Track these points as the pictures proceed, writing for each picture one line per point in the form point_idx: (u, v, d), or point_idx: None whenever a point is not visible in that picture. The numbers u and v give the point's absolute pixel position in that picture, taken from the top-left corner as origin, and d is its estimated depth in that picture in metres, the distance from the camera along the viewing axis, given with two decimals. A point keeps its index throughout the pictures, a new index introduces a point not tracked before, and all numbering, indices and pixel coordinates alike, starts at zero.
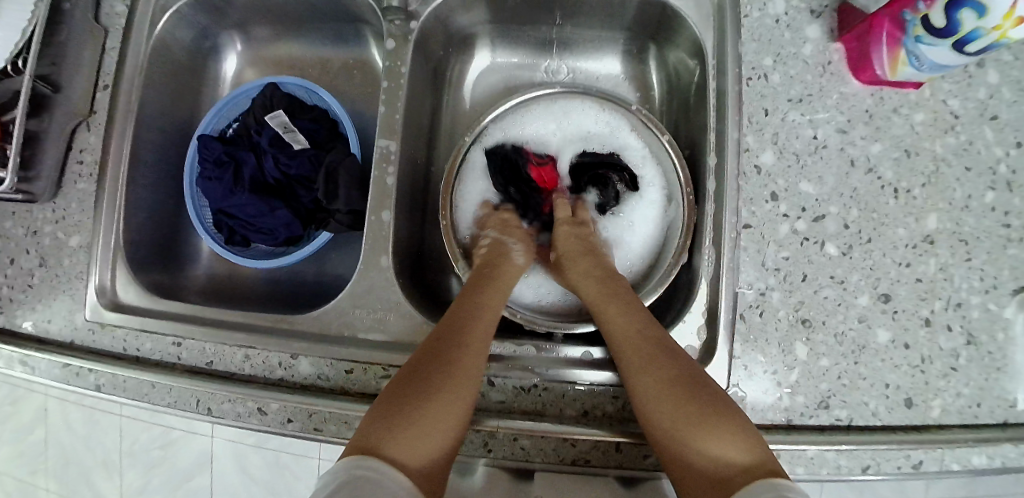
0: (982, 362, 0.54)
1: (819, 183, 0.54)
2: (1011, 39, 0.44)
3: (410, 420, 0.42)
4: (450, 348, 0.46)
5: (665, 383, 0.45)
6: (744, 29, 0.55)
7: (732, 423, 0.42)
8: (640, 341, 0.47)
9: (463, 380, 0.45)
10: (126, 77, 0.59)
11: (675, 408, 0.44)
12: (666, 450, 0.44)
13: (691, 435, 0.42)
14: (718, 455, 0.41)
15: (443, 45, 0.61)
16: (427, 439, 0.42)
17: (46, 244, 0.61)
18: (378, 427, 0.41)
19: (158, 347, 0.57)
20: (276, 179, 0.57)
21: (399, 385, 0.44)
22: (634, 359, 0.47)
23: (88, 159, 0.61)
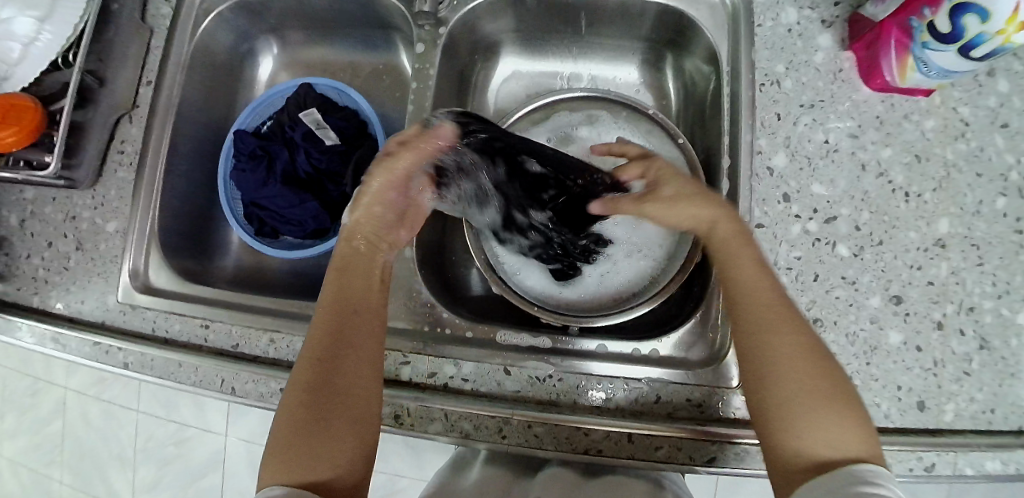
0: (996, 367, 0.54)
1: (831, 186, 0.56)
2: (1016, 43, 0.45)
3: (320, 434, 0.41)
4: (335, 344, 0.44)
5: (801, 352, 0.42)
6: (758, 37, 0.57)
7: (848, 410, 0.40)
8: (772, 305, 0.44)
9: (356, 380, 0.43)
10: (169, 73, 0.62)
11: (800, 379, 0.41)
12: (769, 416, 0.41)
13: (803, 409, 0.40)
14: (829, 442, 0.39)
15: (469, 49, 0.64)
16: (336, 450, 0.40)
17: (84, 229, 0.64)
18: (286, 451, 0.40)
19: (186, 328, 0.59)
20: (307, 174, 0.60)
21: (293, 406, 0.42)
22: (767, 318, 0.43)
23: (129, 149, 0.64)
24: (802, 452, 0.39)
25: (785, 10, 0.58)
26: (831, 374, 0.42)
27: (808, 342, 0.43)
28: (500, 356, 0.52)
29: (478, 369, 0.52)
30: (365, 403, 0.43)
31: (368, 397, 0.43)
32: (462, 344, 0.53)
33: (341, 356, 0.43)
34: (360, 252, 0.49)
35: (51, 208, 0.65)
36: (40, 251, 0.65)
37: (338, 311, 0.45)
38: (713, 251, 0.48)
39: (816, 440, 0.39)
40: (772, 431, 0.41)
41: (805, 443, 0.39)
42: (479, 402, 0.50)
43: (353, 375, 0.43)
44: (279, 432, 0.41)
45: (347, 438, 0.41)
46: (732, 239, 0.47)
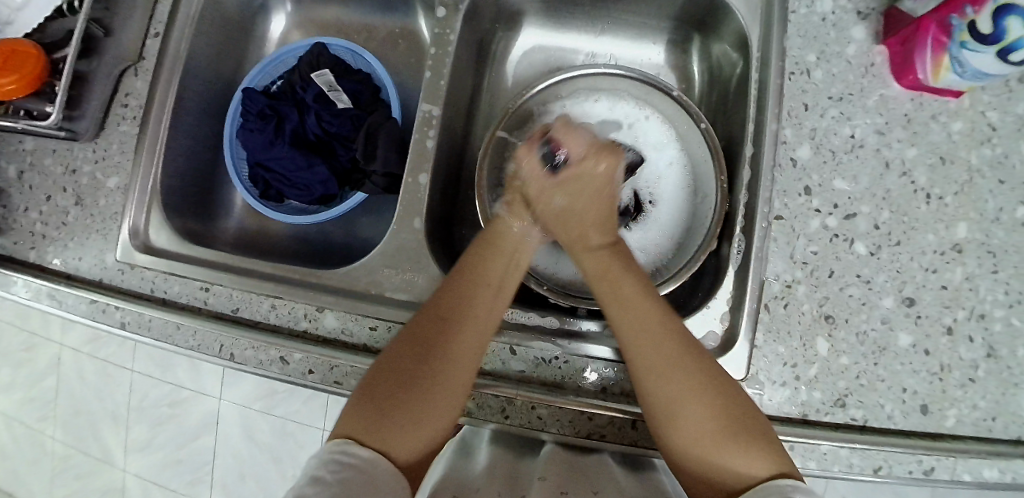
0: (1001, 376, 0.54)
1: (853, 182, 0.54)
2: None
3: (407, 403, 0.42)
4: (450, 333, 0.46)
5: (687, 383, 0.44)
6: (791, 24, 0.55)
7: (750, 426, 0.42)
8: (660, 342, 0.45)
9: (457, 367, 0.45)
10: (178, 26, 0.60)
11: (696, 413, 0.43)
12: (684, 448, 0.43)
13: (711, 439, 0.42)
14: (738, 462, 0.41)
15: (490, 19, 0.62)
16: (424, 421, 0.42)
17: (84, 182, 0.62)
18: (370, 407, 0.42)
19: (186, 290, 0.57)
20: (316, 136, 0.58)
21: (391, 365, 0.44)
22: (660, 356, 0.45)
23: (133, 103, 0.62)
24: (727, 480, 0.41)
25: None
26: (730, 391, 0.44)
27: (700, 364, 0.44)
28: (505, 334, 0.51)
29: None
30: (455, 391, 0.44)
31: (457, 385, 0.44)
32: None
33: (452, 344, 0.46)
34: (488, 241, 0.53)
35: (51, 160, 0.63)
36: (38, 203, 0.63)
37: (463, 302, 0.48)
38: (601, 291, 0.50)
39: (731, 466, 0.41)
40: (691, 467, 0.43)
41: (720, 473, 0.42)
42: (482, 380, 0.50)
43: (461, 363, 0.45)
44: (359, 399, 0.43)
45: (429, 418, 0.42)
46: (610, 261, 0.51)
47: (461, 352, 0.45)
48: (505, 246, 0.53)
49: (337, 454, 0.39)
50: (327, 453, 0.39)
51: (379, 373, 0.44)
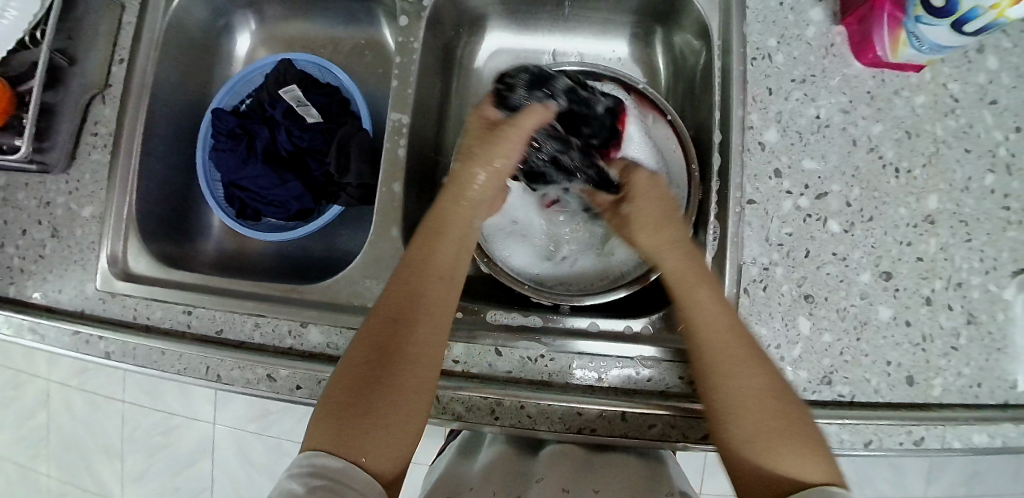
0: (983, 342, 0.55)
1: (822, 161, 0.55)
2: (1008, 16, 0.45)
3: (375, 408, 0.41)
4: (406, 325, 0.44)
5: (754, 386, 0.44)
6: (749, 9, 0.56)
7: (807, 432, 0.42)
8: (734, 344, 0.45)
9: (416, 357, 0.43)
10: (142, 51, 0.60)
11: (761, 418, 0.43)
12: (742, 461, 0.43)
13: (769, 449, 0.42)
14: (793, 469, 0.41)
15: (454, 25, 0.62)
16: (395, 423, 0.41)
17: (59, 214, 0.62)
18: (337, 416, 0.41)
19: (168, 315, 0.57)
20: (288, 152, 0.58)
21: (352, 371, 0.43)
22: (726, 363, 0.45)
23: (103, 131, 0.62)
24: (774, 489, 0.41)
25: None
26: (786, 398, 0.44)
27: (761, 366, 0.45)
28: (491, 336, 0.51)
29: (470, 350, 0.51)
30: (419, 380, 0.43)
31: (420, 377, 0.43)
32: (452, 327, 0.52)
33: (411, 334, 0.44)
34: (430, 228, 0.50)
35: (24, 194, 0.63)
36: (14, 239, 0.63)
37: (418, 288, 0.46)
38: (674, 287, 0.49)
39: (788, 474, 0.41)
40: (751, 480, 0.42)
41: (774, 484, 0.41)
42: (470, 383, 0.50)
43: (421, 353, 0.43)
44: (327, 406, 0.42)
45: (396, 416, 0.41)
46: (689, 266, 0.49)
47: (418, 342, 0.44)
48: (455, 220, 0.50)
49: (305, 464, 0.38)
50: (298, 462, 0.39)
51: (341, 376, 0.43)
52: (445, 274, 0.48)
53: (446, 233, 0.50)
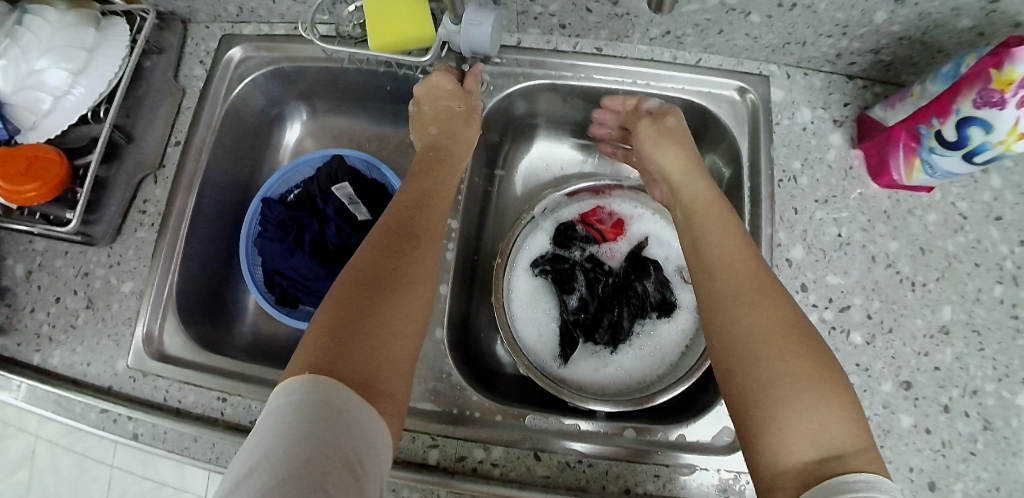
0: (999, 446, 0.55)
1: (844, 276, 0.58)
2: (1015, 150, 0.49)
3: (363, 359, 0.38)
4: (391, 290, 0.42)
5: (773, 326, 0.40)
6: (776, 135, 0.61)
7: (842, 396, 0.37)
8: (744, 280, 0.43)
9: (401, 330, 0.41)
10: (199, 135, 0.63)
11: (791, 365, 0.38)
12: (757, 394, 0.38)
13: (783, 395, 0.37)
14: (814, 429, 0.36)
15: (501, 129, 0.66)
16: (386, 379, 0.38)
17: (96, 286, 0.62)
18: (322, 359, 0.37)
19: (201, 400, 0.57)
20: (336, 246, 0.60)
21: (338, 324, 0.39)
22: (734, 298, 0.42)
23: (152, 209, 0.63)
24: (796, 449, 0.36)
25: (800, 110, 0.62)
26: (825, 359, 0.39)
27: (786, 316, 0.41)
28: (530, 440, 0.52)
29: (507, 453, 0.52)
30: (404, 340, 0.41)
31: (403, 330, 0.41)
32: (489, 426, 0.53)
33: (395, 298, 0.42)
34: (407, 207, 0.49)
35: (62, 262, 0.63)
36: (47, 305, 0.63)
37: (401, 253, 0.45)
38: (692, 220, 0.50)
39: (802, 437, 0.36)
40: (751, 424, 0.38)
41: (791, 441, 0.36)
42: (509, 488, 0.50)
43: (405, 323, 0.42)
44: (309, 350, 0.38)
45: (388, 373, 0.39)
46: (715, 211, 0.49)
47: (405, 309, 0.42)
48: (427, 218, 0.49)
49: (297, 395, 0.34)
50: (289, 393, 0.35)
51: (321, 327, 0.39)
52: (425, 261, 0.46)
53: (424, 213, 0.49)
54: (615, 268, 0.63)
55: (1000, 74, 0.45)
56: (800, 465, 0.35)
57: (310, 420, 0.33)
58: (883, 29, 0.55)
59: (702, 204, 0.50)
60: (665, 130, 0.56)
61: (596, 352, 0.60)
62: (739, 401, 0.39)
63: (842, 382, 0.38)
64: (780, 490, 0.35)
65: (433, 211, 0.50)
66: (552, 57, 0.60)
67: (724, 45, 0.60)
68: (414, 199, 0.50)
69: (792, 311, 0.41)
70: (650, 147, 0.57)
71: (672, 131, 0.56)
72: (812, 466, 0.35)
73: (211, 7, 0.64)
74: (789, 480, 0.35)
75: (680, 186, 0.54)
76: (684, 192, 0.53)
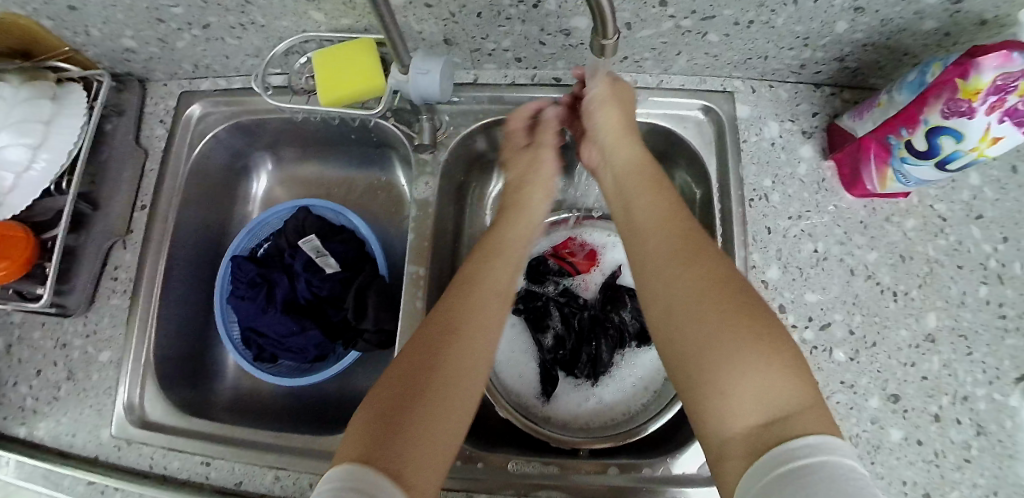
0: (994, 450, 0.53)
1: (823, 293, 0.57)
2: (988, 156, 0.47)
3: (414, 419, 0.39)
4: (448, 345, 0.43)
5: (708, 291, 0.41)
6: (744, 152, 0.61)
7: (784, 357, 0.37)
8: (677, 249, 0.44)
9: (454, 382, 0.42)
10: (165, 197, 0.63)
11: (727, 330, 0.38)
12: (696, 364, 0.39)
13: (723, 364, 0.38)
14: (748, 391, 0.36)
15: (465, 167, 0.65)
16: (433, 437, 0.39)
17: (75, 356, 0.62)
18: (377, 427, 0.38)
19: (186, 465, 0.57)
20: (307, 300, 0.60)
21: (388, 393, 0.40)
22: (670, 265, 0.43)
23: (122, 275, 0.63)
24: (741, 416, 0.36)
25: (767, 125, 0.61)
26: (764, 320, 0.39)
27: (722, 277, 0.41)
28: (513, 487, 0.52)
29: None
30: (461, 399, 0.42)
31: (456, 397, 0.42)
32: (471, 474, 0.53)
33: (449, 354, 0.43)
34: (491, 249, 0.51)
35: (41, 333, 0.63)
36: (28, 378, 0.62)
37: (465, 299, 0.46)
38: (627, 191, 0.50)
39: (746, 403, 0.36)
40: (699, 398, 0.38)
41: (734, 408, 0.36)
42: None
43: (466, 369, 0.43)
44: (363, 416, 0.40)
45: (433, 433, 0.39)
46: (641, 178, 0.50)
47: (465, 365, 0.43)
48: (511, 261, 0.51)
49: (340, 483, 0.33)
50: (332, 482, 0.34)
51: (375, 394, 0.41)
52: (502, 306, 0.48)
53: (507, 258, 0.51)
54: (590, 299, 0.64)
55: (967, 84, 0.43)
56: (747, 429, 0.35)
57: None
58: (845, 38, 0.54)
59: (632, 175, 0.51)
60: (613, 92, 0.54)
61: (579, 385, 0.61)
62: (685, 376, 0.40)
63: (783, 342, 0.38)
64: (730, 462, 0.36)
65: (513, 256, 0.51)
66: (509, 92, 0.60)
67: (684, 65, 0.61)
68: (492, 251, 0.51)
69: (721, 274, 0.41)
70: (586, 109, 0.55)
71: (618, 99, 0.54)
72: (757, 430, 0.35)
73: (166, 66, 0.64)
74: (736, 446, 0.36)
75: (613, 156, 0.53)
76: (620, 162, 0.52)
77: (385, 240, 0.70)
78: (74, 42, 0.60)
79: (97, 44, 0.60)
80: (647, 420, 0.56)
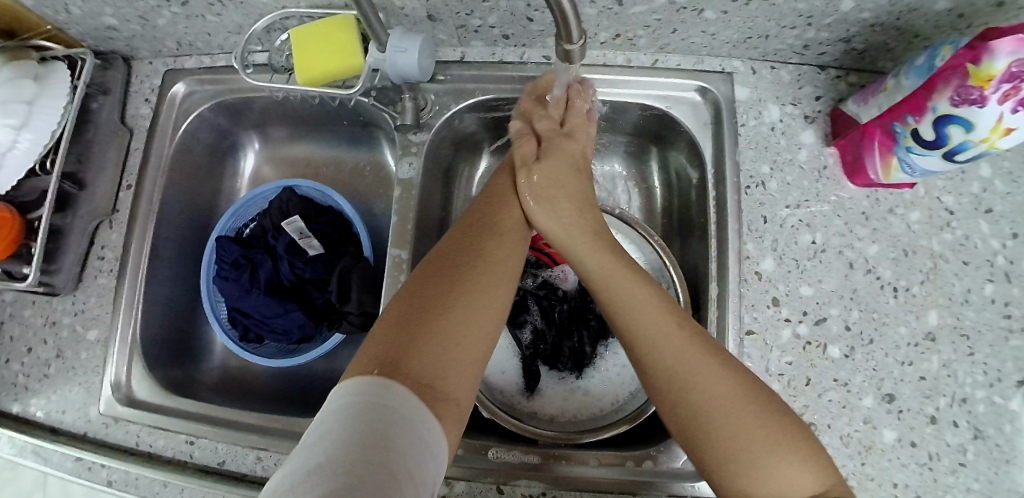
0: (990, 454, 0.52)
1: (818, 287, 0.55)
2: (1001, 147, 0.44)
3: (446, 329, 0.40)
4: (449, 300, 0.42)
5: (734, 381, 0.39)
6: (741, 137, 0.58)
7: (790, 429, 0.38)
8: (684, 346, 0.42)
9: (473, 324, 0.41)
10: (150, 176, 0.62)
11: (754, 417, 0.38)
12: (709, 457, 0.38)
13: (751, 456, 0.37)
14: (774, 476, 0.36)
15: (453, 149, 0.63)
16: (466, 359, 0.40)
17: (63, 335, 0.62)
18: (406, 330, 0.39)
19: (171, 444, 0.57)
20: (291, 281, 0.60)
21: (412, 307, 0.41)
22: (686, 359, 0.41)
23: (109, 255, 0.63)
24: (766, 497, 0.36)
25: (767, 108, 0.59)
26: (768, 400, 0.39)
27: (735, 363, 0.41)
28: (493, 474, 0.51)
29: (470, 488, 0.51)
30: (473, 347, 0.41)
31: (484, 307, 0.43)
32: (450, 461, 0.52)
33: (451, 303, 0.41)
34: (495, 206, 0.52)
35: (30, 311, 0.63)
36: (19, 356, 0.62)
37: (468, 262, 0.45)
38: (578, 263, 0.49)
39: (770, 486, 0.36)
40: (723, 479, 0.37)
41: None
42: None
43: (480, 313, 0.42)
44: (370, 349, 0.38)
45: (445, 372, 0.38)
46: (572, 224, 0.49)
47: (476, 309, 0.42)
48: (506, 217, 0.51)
49: (366, 395, 0.33)
50: (356, 391, 0.34)
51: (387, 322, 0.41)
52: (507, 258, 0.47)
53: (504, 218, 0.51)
54: (570, 290, 0.62)
55: (978, 70, 0.40)
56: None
57: (369, 423, 0.31)
58: (851, 18, 0.51)
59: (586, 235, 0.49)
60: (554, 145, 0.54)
61: (563, 378, 0.60)
62: (708, 467, 0.38)
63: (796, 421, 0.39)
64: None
65: (511, 219, 0.51)
66: (497, 69, 0.58)
67: (680, 43, 0.58)
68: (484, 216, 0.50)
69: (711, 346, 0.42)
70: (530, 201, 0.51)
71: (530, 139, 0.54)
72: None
73: (149, 44, 0.63)
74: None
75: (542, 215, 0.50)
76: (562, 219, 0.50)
77: (374, 222, 0.69)
78: (55, 19, 0.58)
79: (78, 22, 0.59)
80: (635, 407, 0.55)
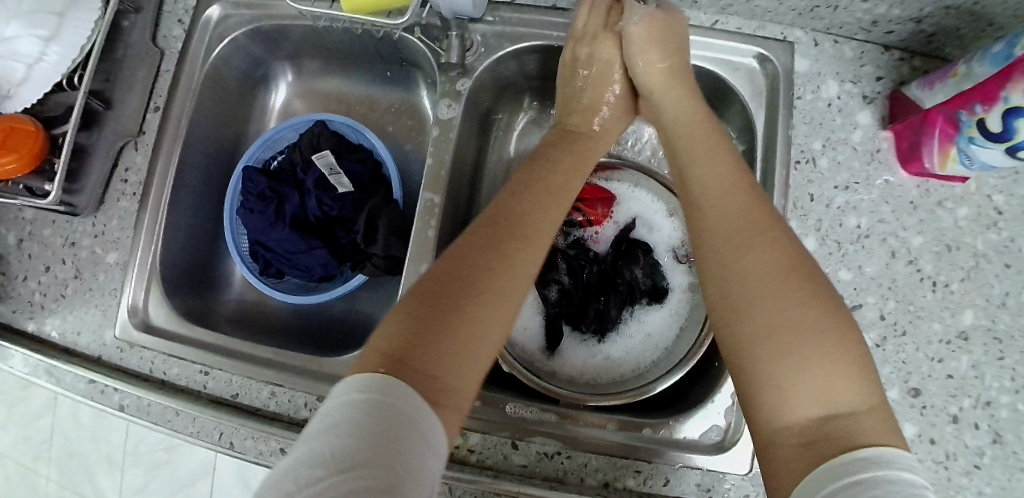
0: (1006, 461, 0.51)
1: (858, 272, 0.54)
2: None
3: (471, 307, 0.38)
4: (483, 273, 0.40)
5: (775, 274, 0.38)
6: (797, 110, 0.56)
7: (850, 351, 0.35)
8: (735, 218, 0.42)
9: (504, 288, 0.40)
10: (179, 100, 0.61)
11: (799, 322, 0.35)
12: (742, 294, 0.38)
13: (787, 349, 0.35)
14: (821, 384, 0.33)
15: (493, 98, 0.61)
16: (487, 334, 0.38)
17: (82, 255, 0.61)
18: (435, 292, 0.38)
19: (185, 372, 0.57)
20: (317, 218, 0.59)
21: (445, 270, 0.40)
22: (730, 232, 0.41)
23: (133, 179, 0.62)
24: (798, 406, 0.33)
25: (826, 83, 0.57)
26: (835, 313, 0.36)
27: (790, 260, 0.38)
28: (508, 427, 0.51)
29: (485, 440, 0.50)
30: (498, 322, 0.39)
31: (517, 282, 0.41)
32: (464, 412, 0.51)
33: (490, 276, 0.40)
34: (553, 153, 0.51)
35: (50, 230, 0.62)
36: (37, 273, 0.61)
37: (505, 244, 0.42)
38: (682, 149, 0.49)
39: (805, 393, 0.33)
40: (758, 392, 0.35)
41: (794, 399, 0.34)
42: (485, 478, 0.49)
43: (515, 281, 0.41)
44: (384, 337, 0.36)
45: (450, 372, 0.35)
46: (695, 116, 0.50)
47: (491, 311, 0.39)
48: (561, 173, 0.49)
49: (371, 393, 0.31)
50: (362, 389, 0.31)
51: (427, 279, 0.40)
52: (533, 251, 0.43)
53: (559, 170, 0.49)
54: (601, 253, 0.62)
55: None
56: (804, 421, 0.33)
57: (374, 424, 0.30)
58: None
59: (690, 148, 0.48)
60: (654, 38, 0.52)
61: (585, 340, 0.59)
62: (748, 360, 0.36)
63: (858, 344, 0.35)
64: (780, 451, 0.33)
65: (565, 164, 0.50)
66: (551, 16, 0.55)
67: (743, 5, 0.55)
68: (529, 191, 0.46)
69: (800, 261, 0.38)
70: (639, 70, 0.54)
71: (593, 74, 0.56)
72: (816, 425, 0.32)
73: None
74: (791, 435, 0.33)
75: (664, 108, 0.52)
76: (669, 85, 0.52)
77: (405, 169, 0.68)
78: None
79: None
80: (654, 378, 0.54)
